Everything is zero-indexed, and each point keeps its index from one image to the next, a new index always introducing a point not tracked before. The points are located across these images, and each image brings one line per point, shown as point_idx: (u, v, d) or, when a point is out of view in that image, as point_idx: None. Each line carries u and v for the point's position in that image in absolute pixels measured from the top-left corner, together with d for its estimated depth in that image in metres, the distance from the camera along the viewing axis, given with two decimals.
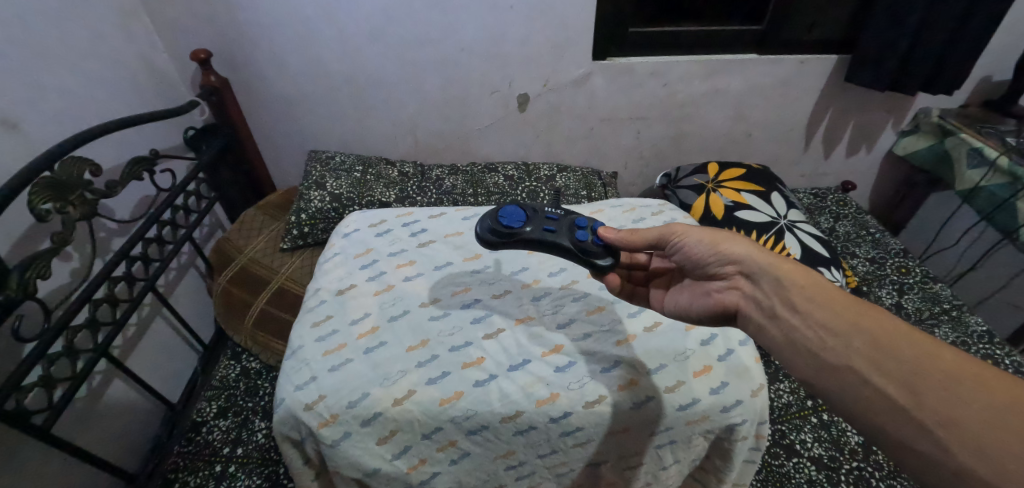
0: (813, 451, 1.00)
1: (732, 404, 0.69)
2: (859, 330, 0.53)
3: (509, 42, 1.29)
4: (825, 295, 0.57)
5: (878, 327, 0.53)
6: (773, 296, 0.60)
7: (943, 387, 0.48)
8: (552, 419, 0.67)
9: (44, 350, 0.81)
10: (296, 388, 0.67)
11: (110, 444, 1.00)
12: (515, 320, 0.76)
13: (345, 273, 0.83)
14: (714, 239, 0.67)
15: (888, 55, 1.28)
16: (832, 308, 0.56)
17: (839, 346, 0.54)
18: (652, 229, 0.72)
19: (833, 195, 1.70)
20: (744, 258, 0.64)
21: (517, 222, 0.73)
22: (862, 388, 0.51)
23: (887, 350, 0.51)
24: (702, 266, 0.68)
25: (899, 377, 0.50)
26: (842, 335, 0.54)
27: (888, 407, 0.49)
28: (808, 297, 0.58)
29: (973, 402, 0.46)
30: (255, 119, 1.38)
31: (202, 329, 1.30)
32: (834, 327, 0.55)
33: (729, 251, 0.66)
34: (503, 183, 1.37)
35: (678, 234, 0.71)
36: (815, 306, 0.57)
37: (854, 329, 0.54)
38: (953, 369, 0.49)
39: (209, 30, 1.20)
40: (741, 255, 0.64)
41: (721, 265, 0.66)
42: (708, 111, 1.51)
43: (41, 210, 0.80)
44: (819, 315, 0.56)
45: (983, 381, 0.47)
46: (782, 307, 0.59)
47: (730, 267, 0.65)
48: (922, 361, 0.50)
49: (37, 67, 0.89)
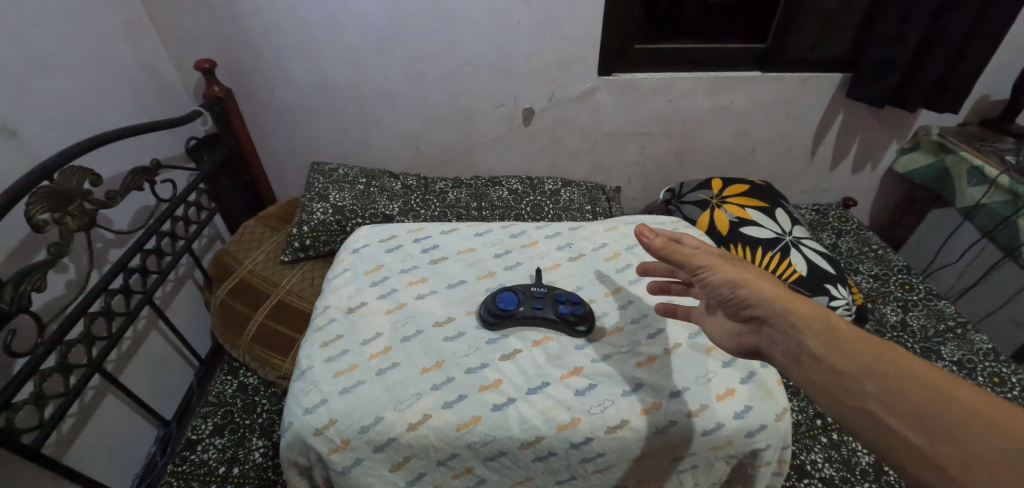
0: (824, 471, 0.98)
1: (757, 428, 0.67)
2: (868, 371, 0.51)
3: (516, 58, 1.29)
4: (835, 335, 0.54)
5: (887, 367, 0.50)
6: (789, 341, 0.56)
7: (954, 425, 0.45)
8: (572, 445, 0.65)
9: (36, 366, 0.78)
10: (305, 411, 0.65)
11: (101, 463, 0.97)
12: (532, 342, 0.73)
13: (355, 290, 0.81)
14: (735, 285, 0.62)
15: (881, 72, 1.29)
16: (844, 349, 0.53)
17: (857, 392, 0.50)
18: (676, 261, 0.65)
19: (835, 211, 1.69)
20: (763, 304, 0.59)
21: (513, 302, 0.75)
22: (892, 444, 0.47)
23: (907, 397, 0.48)
24: (722, 306, 0.64)
25: (911, 418, 0.47)
26: (854, 376, 0.51)
27: (905, 451, 0.46)
28: (818, 338, 0.54)
29: (988, 442, 0.43)
30: (257, 130, 1.37)
31: (198, 343, 1.27)
32: (845, 368, 0.52)
33: (748, 297, 0.61)
34: (507, 196, 1.36)
35: (703, 268, 0.64)
36: (826, 347, 0.54)
37: (865, 369, 0.51)
38: (964, 408, 0.46)
39: (213, 39, 1.19)
40: (759, 301, 0.59)
41: (741, 308, 0.62)
42: (711, 127, 1.51)
43: (38, 220, 0.77)
44: (831, 357, 0.53)
45: (999, 421, 0.44)
46: (796, 351, 0.56)
47: (748, 313, 0.61)
48: (935, 400, 0.47)
49: (38, 73, 0.87)
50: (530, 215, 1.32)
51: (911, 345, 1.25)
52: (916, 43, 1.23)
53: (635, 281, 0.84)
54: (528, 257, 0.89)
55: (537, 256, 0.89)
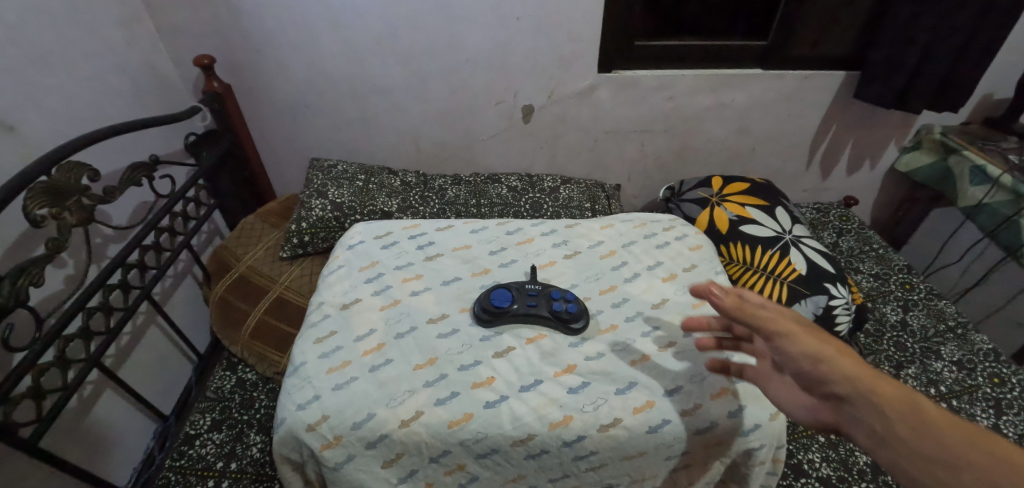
0: (821, 471, 0.98)
1: (751, 427, 0.67)
2: (971, 467, 0.45)
3: (516, 54, 1.29)
4: (928, 422, 0.48)
5: (994, 465, 0.44)
6: (874, 423, 0.50)
7: None
8: (564, 443, 0.65)
9: (34, 360, 0.78)
10: (298, 407, 0.65)
11: (100, 458, 0.97)
12: (526, 339, 0.73)
13: (349, 286, 0.81)
14: (816, 356, 0.56)
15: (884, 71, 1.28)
16: (940, 441, 0.47)
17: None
18: (748, 318, 0.62)
19: (836, 210, 1.68)
20: (845, 382, 0.53)
21: (505, 301, 0.75)
22: None
23: None
24: (797, 379, 0.58)
25: None
26: (954, 472, 0.45)
27: None
28: (909, 423, 0.48)
29: None
30: (257, 126, 1.37)
31: (197, 339, 1.27)
32: (944, 462, 0.46)
33: (828, 371, 0.54)
34: (506, 193, 1.36)
35: (778, 335, 0.60)
36: (919, 435, 0.48)
37: (967, 466, 0.45)
38: None
39: (213, 35, 1.19)
40: (841, 378, 0.53)
41: (818, 385, 0.55)
42: (712, 125, 1.50)
43: (35, 215, 0.77)
44: (924, 446, 0.47)
45: None
46: (883, 437, 0.49)
47: (826, 389, 0.55)
48: None
49: (37, 68, 0.87)
50: (528, 212, 1.31)
51: (911, 345, 1.24)
52: (926, 42, 1.22)
53: (631, 280, 0.84)
54: (523, 254, 0.88)
55: (532, 253, 0.89)
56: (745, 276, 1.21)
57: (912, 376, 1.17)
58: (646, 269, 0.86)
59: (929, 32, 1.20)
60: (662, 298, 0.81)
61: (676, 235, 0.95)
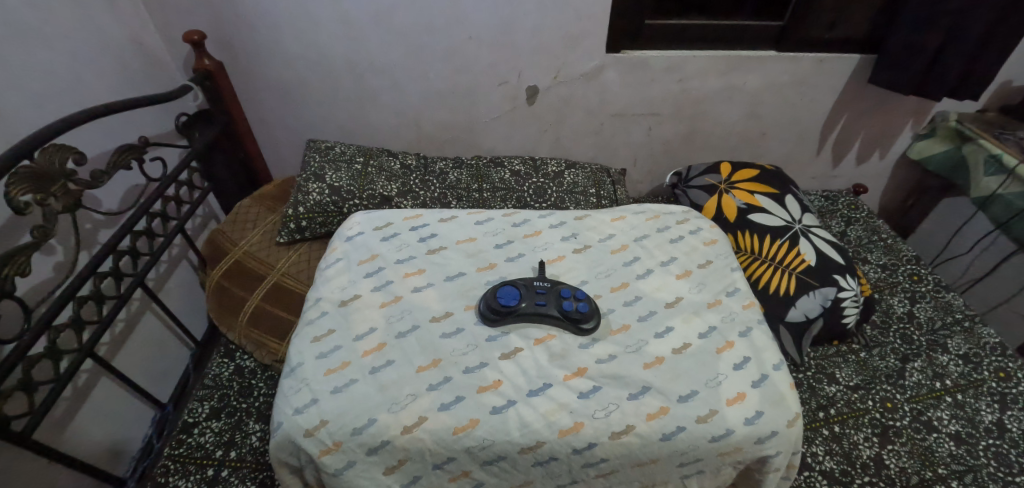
0: (825, 464, 0.97)
1: (767, 434, 0.65)
2: None
3: (521, 32, 1.24)
4: None
5: None
6: None
7: None
8: (575, 450, 0.63)
9: (24, 351, 0.75)
10: (295, 411, 0.63)
11: (96, 447, 0.96)
12: (534, 340, 0.70)
13: (348, 281, 0.79)
14: None
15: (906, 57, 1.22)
16: None
17: None
18: None
19: (845, 198, 1.64)
20: None
21: (513, 300, 0.72)
22: None
23: None
24: None
25: None
26: None
27: None
28: None
29: None
30: (252, 105, 1.32)
31: (193, 324, 1.25)
32: None
33: None
34: (509, 178, 1.32)
35: None
36: None
37: None
38: None
39: (204, 11, 1.13)
40: None
41: None
42: (722, 109, 1.45)
43: (18, 202, 0.73)
44: None
45: None
46: None
47: None
48: None
49: (14, 44, 0.82)
50: (532, 198, 1.28)
51: (918, 337, 1.22)
52: (946, 25, 1.16)
53: (643, 277, 0.81)
54: (530, 248, 0.85)
55: (540, 247, 0.85)
56: (753, 266, 1.18)
57: (917, 369, 1.15)
58: (659, 265, 0.83)
59: (953, 16, 1.15)
60: (675, 297, 0.79)
61: (689, 229, 0.92)
